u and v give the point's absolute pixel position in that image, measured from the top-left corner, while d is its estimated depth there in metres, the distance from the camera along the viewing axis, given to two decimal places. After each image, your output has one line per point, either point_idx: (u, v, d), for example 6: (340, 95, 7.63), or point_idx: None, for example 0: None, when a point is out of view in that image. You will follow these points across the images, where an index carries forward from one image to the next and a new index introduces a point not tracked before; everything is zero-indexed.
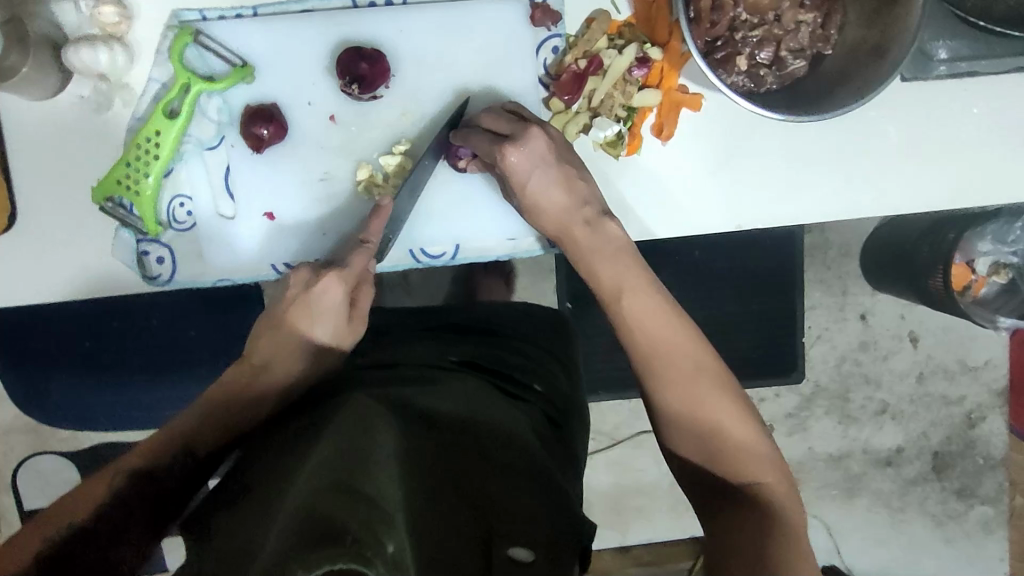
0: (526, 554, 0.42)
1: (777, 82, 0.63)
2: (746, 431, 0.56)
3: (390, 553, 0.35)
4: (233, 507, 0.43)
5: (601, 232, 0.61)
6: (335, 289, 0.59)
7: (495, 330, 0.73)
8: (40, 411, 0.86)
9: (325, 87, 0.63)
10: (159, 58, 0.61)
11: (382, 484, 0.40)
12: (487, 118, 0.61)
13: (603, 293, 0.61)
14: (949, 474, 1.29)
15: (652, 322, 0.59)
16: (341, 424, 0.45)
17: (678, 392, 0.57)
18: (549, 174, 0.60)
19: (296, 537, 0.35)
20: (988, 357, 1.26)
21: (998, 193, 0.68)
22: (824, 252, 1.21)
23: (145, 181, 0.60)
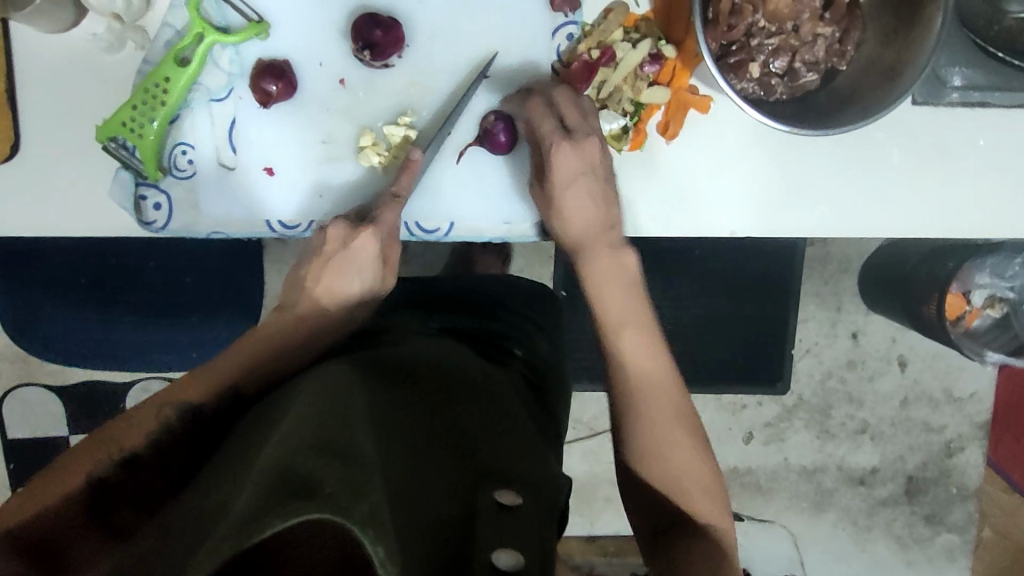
0: (512, 499, 0.41)
1: (788, 92, 0.62)
2: (705, 484, 0.55)
3: (369, 505, 0.35)
4: (205, 469, 0.42)
5: (620, 258, 0.60)
6: (371, 244, 0.59)
7: (475, 300, 0.72)
8: (28, 342, 0.86)
9: (338, 49, 0.63)
10: (175, 4, 0.61)
11: (361, 436, 0.40)
12: (542, 107, 0.60)
13: (602, 317, 0.59)
14: (921, 499, 1.30)
15: (637, 358, 0.57)
16: (313, 386, 0.45)
17: (646, 436, 0.55)
18: (590, 186, 0.60)
19: (272, 491, 0.34)
20: (974, 389, 1.27)
21: (997, 227, 0.68)
22: (823, 267, 1.21)
23: (150, 126, 0.60)
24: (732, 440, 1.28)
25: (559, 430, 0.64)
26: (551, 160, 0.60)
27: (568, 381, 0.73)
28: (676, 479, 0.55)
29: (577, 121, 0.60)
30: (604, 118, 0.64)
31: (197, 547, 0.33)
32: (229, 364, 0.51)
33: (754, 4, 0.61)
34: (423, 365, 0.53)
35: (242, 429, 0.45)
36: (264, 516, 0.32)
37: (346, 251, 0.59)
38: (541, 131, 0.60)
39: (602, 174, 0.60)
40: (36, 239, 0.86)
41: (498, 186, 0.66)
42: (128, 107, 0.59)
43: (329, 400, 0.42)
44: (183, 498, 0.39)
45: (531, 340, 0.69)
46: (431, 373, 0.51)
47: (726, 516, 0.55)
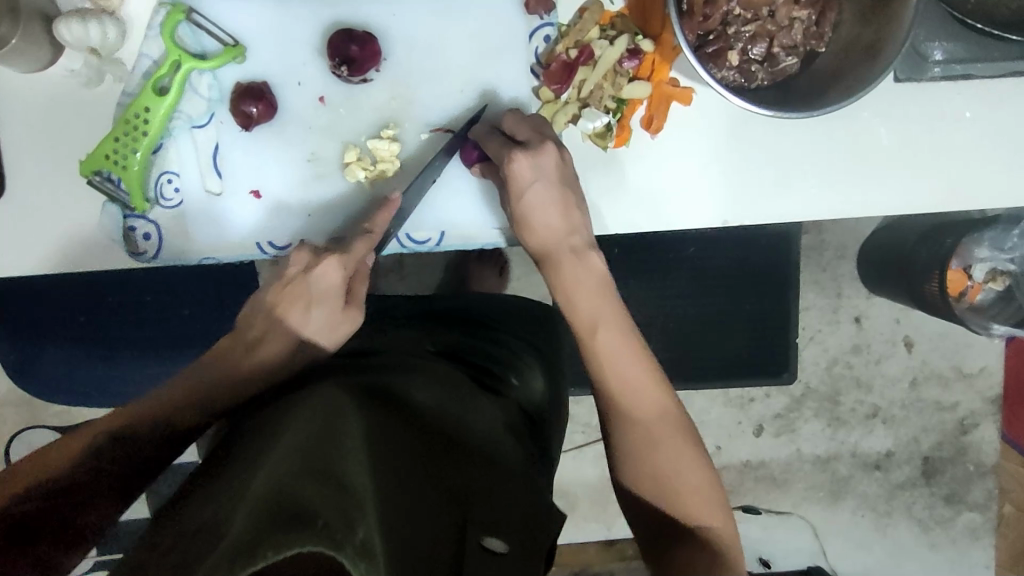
0: (500, 545, 0.44)
1: (768, 78, 0.62)
2: (696, 476, 0.56)
3: (362, 537, 0.34)
4: (195, 499, 0.41)
5: (585, 264, 0.59)
6: (336, 271, 0.59)
7: (475, 318, 0.73)
8: (31, 385, 0.86)
9: (316, 67, 0.63)
10: (150, 34, 0.61)
11: (355, 463, 0.39)
12: (512, 118, 0.61)
13: (576, 321, 0.59)
14: (938, 479, 1.29)
15: (620, 360, 0.57)
16: (307, 408, 0.44)
17: (636, 433, 0.57)
18: (547, 194, 0.58)
19: (265, 519, 0.33)
20: (983, 364, 1.26)
21: (991, 196, 0.67)
22: (820, 253, 1.21)
23: (133, 157, 0.60)
24: (743, 434, 1.27)
25: (550, 461, 0.64)
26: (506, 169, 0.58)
27: (562, 411, 0.72)
28: (667, 473, 0.56)
29: (530, 135, 0.60)
30: (586, 117, 0.63)
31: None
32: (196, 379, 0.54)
33: None
34: (418, 386, 0.52)
35: (236, 455, 0.44)
36: (257, 543, 0.31)
37: (308, 277, 0.59)
38: (492, 149, 0.60)
39: (560, 179, 0.59)
40: (49, 275, 0.88)
41: (483, 193, 0.66)
42: (111, 139, 0.60)
43: (325, 424, 0.41)
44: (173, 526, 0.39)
45: (527, 363, 0.69)
46: (424, 397, 0.51)
47: (720, 500, 0.57)
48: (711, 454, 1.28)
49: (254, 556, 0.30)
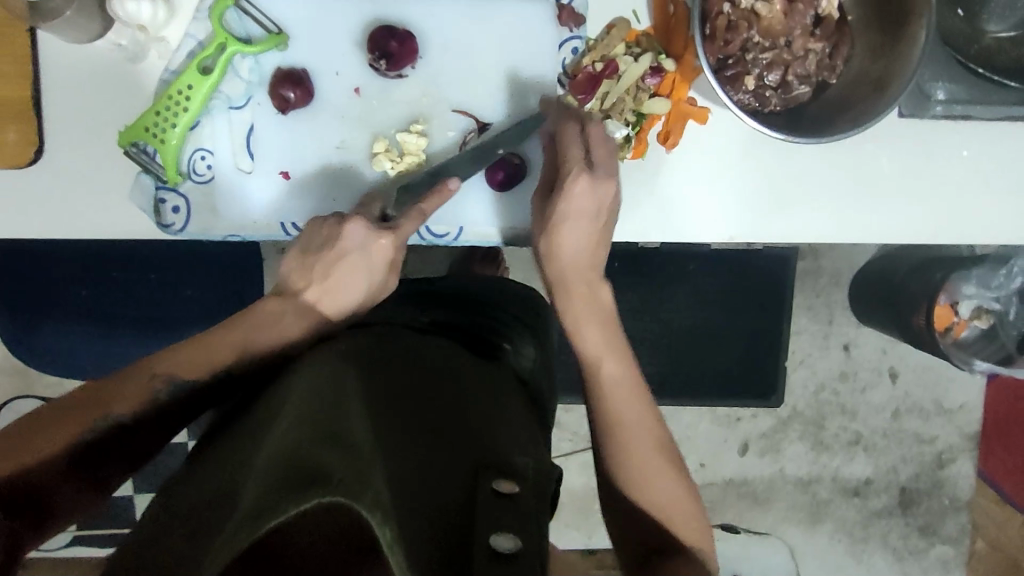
0: (509, 487, 0.43)
1: (781, 104, 0.66)
2: (687, 503, 0.57)
3: (377, 489, 0.36)
4: (205, 467, 0.43)
5: (597, 296, 0.60)
6: (388, 247, 0.60)
7: (469, 296, 0.73)
8: (28, 353, 0.88)
9: (353, 59, 0.65)
10: (197, 16, 0.64)
11: (360, 427, 0.41)
12: (596, 130, 0.60)
13: (585, 350, 0.59)
14: (914, 511, 1.32)
15: (621, 397, 0.58)
16: (305, 380, 0.46)
17: (632, 460, 0.56)
18: (587, 223, 0.58)
19: (281, 484, 0.35)
20: (964, 401, 1.29)
21: (981, 234, 0.71)
22: (815, 279, 1.24)
23: (172, 131, 0.63)
24: (728, 452, 1.29)
25: (547, 422, 0.67)
26: (566, 184, 0.57)
27: (552, 379, 0.73)
28: (661, 497, 0.56)
29: (602, 155, 0.59)
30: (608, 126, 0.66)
31: (214, 538, 0.35)
32: (224, 339, 0.55)
33: (750, 21, 0.64)
34: (416, 356, 0.54)
35: (239, 424, 0.46)
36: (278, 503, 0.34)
37: (362, 250, 0.59)
38: (567, 151, 0.59)
39: (602, 216, 0.59)
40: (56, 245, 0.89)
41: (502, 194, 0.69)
42: (152, 113, 0.62)
43: (324, 399, 0.43)
44: (187, 493, 0.41)
45: (520, 334, 0.71)
46: (422, 366, 0.53)
47: (703, 530, 0.57)
48: (696, 469, 1.30)
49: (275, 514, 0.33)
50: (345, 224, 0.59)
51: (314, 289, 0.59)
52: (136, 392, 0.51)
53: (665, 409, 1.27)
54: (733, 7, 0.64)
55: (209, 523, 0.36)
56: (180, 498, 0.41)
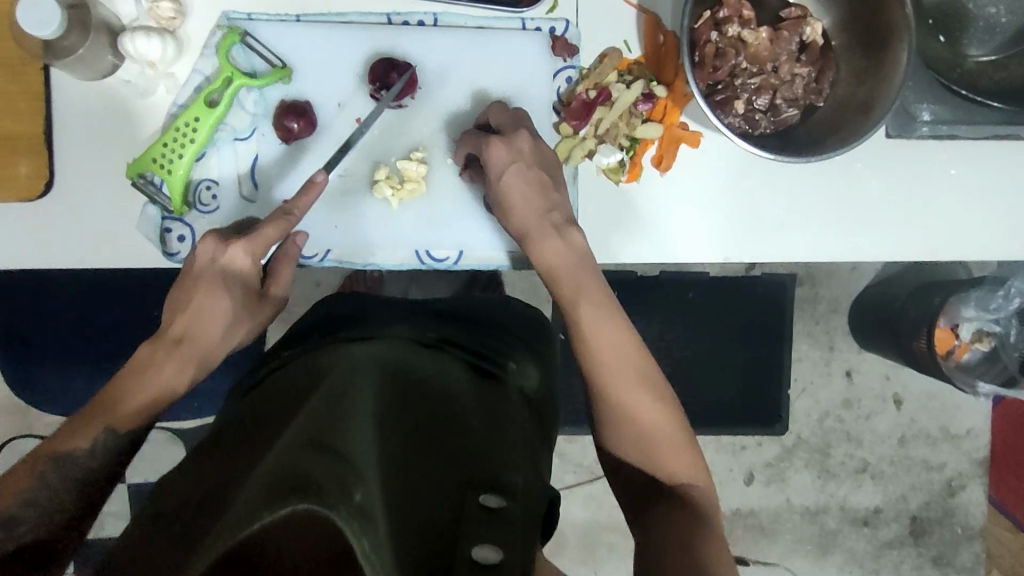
0: (499, 501, 0.41)
1: (771, 127, 0.68)
2: (672, 432, 0.60)
3: (356, 503, 0.38)
4: (209, 462, 0.45)
5: (567, 240, 0.62)
6: (241, 258, 0.63)
7: (475, 313, 0.75)
8: (30, 390, 0.89)
9: (356, 91, 0.68)
10: (205, 52, 0.66)
11: (352, 437, 0.43)
12: (495, 109, 0.66)
13: (560, 292, 0.63)
14: (926, 540, 1.29)
15: (606, 340, 0.61)
16: (312, 395, 0.48)
17: (620, 400, 0.60)
18: (524, 174, 0.62)
19: (268, 492, 0.37)
20: (971, 426, 1.28)
21: (974, 253, 0.72)
22: (813, 306, 1.24)
23: (179, 162, 0.64)
24: (733, 483, 1.27)
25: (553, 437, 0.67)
26: (483, 152, 0.62)
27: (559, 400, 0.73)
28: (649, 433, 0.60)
29: (507, 125, 0.65)
30: (602, 152, 0.68)
31: (203, 540, 0.37)
32: (100, 407, 0.56)
33: (737, 47, 0.67)
34: (420, 369, 0.56)
35: (247, 428, 0.48)
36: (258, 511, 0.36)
37: (218, 265, 0.63)
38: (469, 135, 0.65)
39: (536, 170, 0.62)
40: (62, 280, 0.90)
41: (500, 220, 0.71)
42: (160, 145, 0.64)
43: (324, 411, 0.45)
44: (182, 495, 0.43)
45: (527, 351, 0.72)
46: (426, 378, 0.54)
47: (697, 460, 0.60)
48: None
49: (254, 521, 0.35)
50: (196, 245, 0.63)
51: (178, 323, 0.62)
52: (26, 484, 0.52)
53: None
54: (721, 35, 0.66)
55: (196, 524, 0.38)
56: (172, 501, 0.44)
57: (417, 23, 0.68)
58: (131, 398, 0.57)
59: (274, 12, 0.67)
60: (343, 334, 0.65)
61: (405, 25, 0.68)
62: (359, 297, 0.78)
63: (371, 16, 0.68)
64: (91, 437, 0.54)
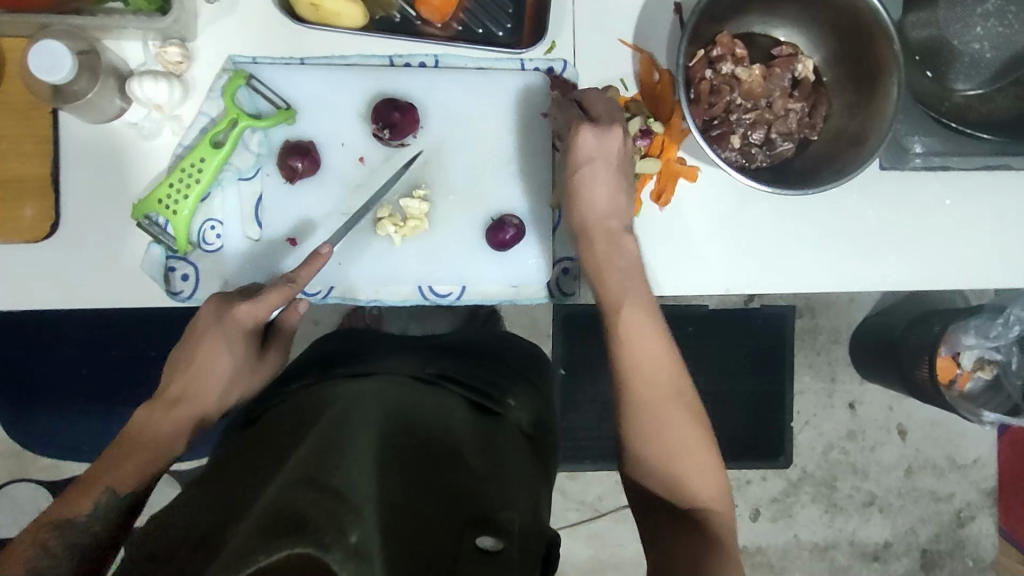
0: (493, 543, 0.42)
1: (767, 160, 0.69)
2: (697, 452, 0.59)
3: (353, 541, 0.36)
4: (202, 508, 0.44)
5: (618, 246, 0.63)
6: (248, 317, 0.62)
7: (474, 350, 0.75)
8: (26, 434, 0.87)
9: (358, 131, 0.69)
10: (211, 95, 0.67)
11: (349, 474, 0.42)
12: (592, 94, 0.64)
13: (606, 298, 0.63)
14: (937, 573, 1.27)
15: (646, 351, 0.61)
16: (309, 435, 0.47)
17: (651, 415, 0.59)
18: (602, 171, 0.62)
19: (262, 530, 0.36)
20: (977, 456, 1.27)
21: (971, 281, 0.73)
22: (814, 337, 1.24)
23: (184, 202, 0.65)
24: (739, 519, 1.25)
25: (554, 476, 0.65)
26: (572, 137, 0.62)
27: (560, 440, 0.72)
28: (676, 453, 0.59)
29: (604, 111, 0.63)
30: None
31: None
32: (97, 471, 0.54)
33: (731, 85, 0.68)
34: (418, 406, 0.55)
35: (241, 473, 0.47)
36: (251, 551, 0.34)
37: (222, 323, 0.62)
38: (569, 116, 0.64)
39: (616, 165, 0.63)
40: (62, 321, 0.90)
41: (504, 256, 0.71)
42: (165, 185, 0.65)
43: (321, 449, 0.44)
44: (171, 541, 0.42)
45: (527, 389, 0.71)
46: (424, 415, 0.53)
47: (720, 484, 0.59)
48: None
49: (247, 564, 0.33)
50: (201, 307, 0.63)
51: (179, 382, 0.61)
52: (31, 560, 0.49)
53: None
54: (715, 73, 0.68)
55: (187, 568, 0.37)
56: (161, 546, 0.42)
57: (418, 65, 0.69)
58: (132, 455, 0.56)
59: (278, 55, 0.69)
60: (338, 372, 0.64)
61: (407, 66, 0.69)
62: (354, 334, 0.78)
63: (374, 58, 0.69)
64: (92, 502, 0.52)
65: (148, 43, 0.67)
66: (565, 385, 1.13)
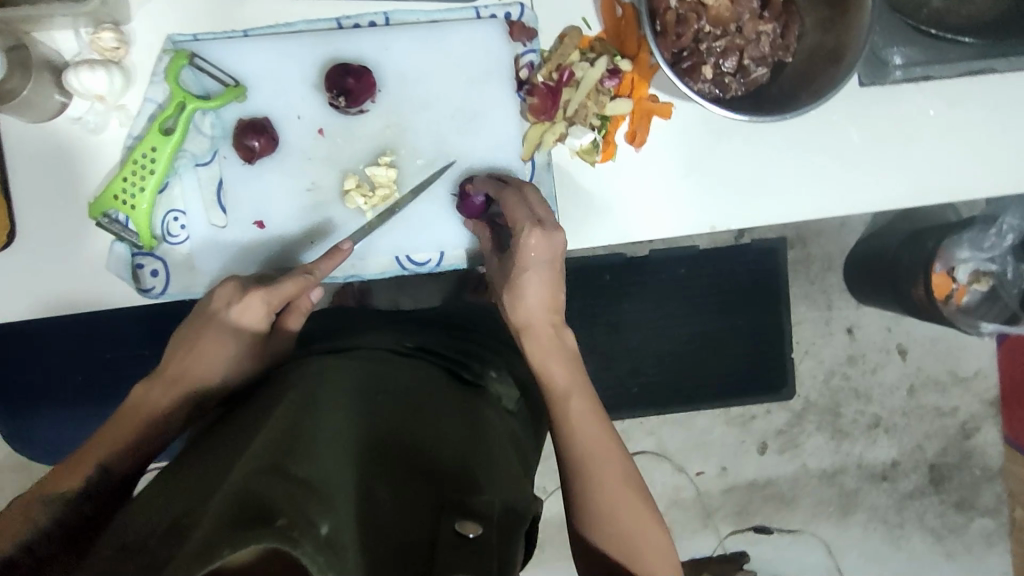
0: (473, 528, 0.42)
1: (742, 88, 0.66)
2: (654, 535, 0.58)
3: (323, 533, 0.36)
4: (162, 490, 0.43)
5: (562, 340, 0.62)
6: (256, 310, 0.60)
7: (453, 325, 0.74)
8: None
9: (314, 101, 0.66)
10: (155, 79, 0.64)
11: (317, 466, 0.42)
12: (531, 190, 0.63)
13: (552, 390, 0.61)
14: (947, 486, 1.28)
15: (585, 432, 0.59)
16: (277, 416, 0.46)
17: (596, 503, 0.58)
18: (543, 274, 0.61)
19: (229, 517, 0.35)
20: (978, 367, 1.27)
21: (961, 191, 0.71)
22: (807, 267, 1.22)
23: (141, 195, 0.63)
24: (748, 454, 1.25)
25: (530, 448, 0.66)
26: (520, 241, 0.59)
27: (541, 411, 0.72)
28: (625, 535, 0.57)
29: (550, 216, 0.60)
30: (574, 134, 0.67)
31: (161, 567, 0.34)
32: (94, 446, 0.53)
33: (698, 12, 0.65)
34: (391, 380, 0.55)
35: (206, 456, 0.46)
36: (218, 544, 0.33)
37: (233, 310, 0.60)
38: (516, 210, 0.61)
39: (557, 268, 0.61)
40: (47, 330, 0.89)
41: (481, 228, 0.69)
42: (120, 179, 0.62)
43: (288, 435, 0.44)
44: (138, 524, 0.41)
45: (506, 360, 0.71)
46: (397, 392, 0.53)
47: (670, 551, 0.59)
48: (718, 475, 1.25)
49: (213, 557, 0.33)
50: (218, 287, 0.62)
51: (180, 360, 0.59)
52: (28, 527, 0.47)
53: (677, 418, 1.22)
54: (680, 2, 0.65)
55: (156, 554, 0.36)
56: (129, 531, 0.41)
57: (367, 24, 0.66)
58: (128, 431, 0.54)
59: (219, 29, 0.65)
60: (317, 347, 0.63)
61: (355, 28, 0.66)
62: (341, 312, 0.78)
63: (320, 22, 0.66)
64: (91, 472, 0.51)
65: (81, 32, 0.63)
66: None
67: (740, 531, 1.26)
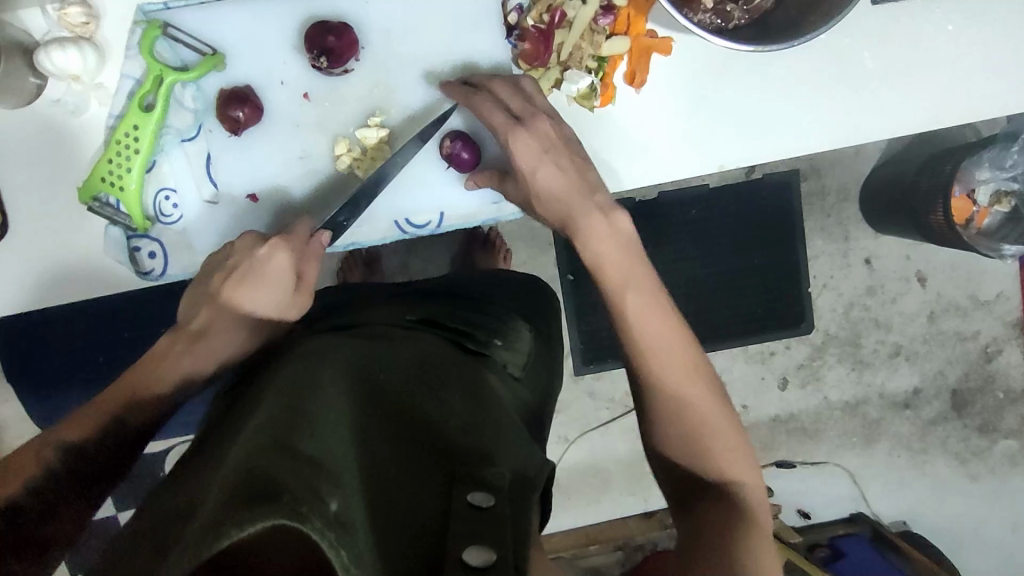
0: (485, 499, 0.42)
1: (744, 16, 0.63)
2: (729, 431, 0.55)
3: (333, 510, 0.36)
4: (174, 479, 0.44)
5: (614, 225, 0.57)
6: (282, 255, 0.57)
7: (458, 293, 0.73)
8: None
9: (296, 65, 0.63)
10: (130, 54, 0.61)
11: (322, 442, 0.41)
12: (496, 91, 0.61)
13: (605, 284, 0.57)
14: (970, 410, 1.27)
15: (659, 338, 0.55)
16: (277, 393, 0.46)
17: (668, 400, 0.55)
18: (559, 164, 0.58)
19: (236, 498, 0.35)
20: (1000, 290, 1.24)
21: (981, 111, 0.67)
22: (822, 200, 1.18)
23: (128, 176, 0.61)
24: (769, 391, 1.25)
25: (540, 412, 0.65)
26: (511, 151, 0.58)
27: (548, 376, 0.72)
28: (698, 433, 0.54)
29: (520, 105, 0.60)
30: (570, 79, 0.63)
31: (171, 554, 0.35)
32: (116, 388, 0.55)
33: None
34: (397, 351, 0.54)
35: (212, 441, 0.46)
36: (223, 526, 0.33)
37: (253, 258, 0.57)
38: (489, 118, 0.59)
39: (568, 153, 0.58)
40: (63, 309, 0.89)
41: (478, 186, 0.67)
42: (105, 162, 0.61)
43: (292, 409, 0.43)
44: (157, 507, 0.42)
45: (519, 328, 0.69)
46: (402, 363, 0.53)
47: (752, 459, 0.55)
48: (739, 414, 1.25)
49: (219, 539, 0.33)
50: (238, 241, 0.59)
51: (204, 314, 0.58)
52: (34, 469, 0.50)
53: None
54: None
55: (167, 536, 0.37)
56: (144, 515, 0.42)
57: None
58: (161, 381, 0.56)
59: None
60: (320, 326, 0.62)
61: None
62: (347, 288, 0.77)
63: None
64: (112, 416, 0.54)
65: (47, 8, 0.60)
66: (575, 291, 1.13)
67: (763, 467, 1.27)
